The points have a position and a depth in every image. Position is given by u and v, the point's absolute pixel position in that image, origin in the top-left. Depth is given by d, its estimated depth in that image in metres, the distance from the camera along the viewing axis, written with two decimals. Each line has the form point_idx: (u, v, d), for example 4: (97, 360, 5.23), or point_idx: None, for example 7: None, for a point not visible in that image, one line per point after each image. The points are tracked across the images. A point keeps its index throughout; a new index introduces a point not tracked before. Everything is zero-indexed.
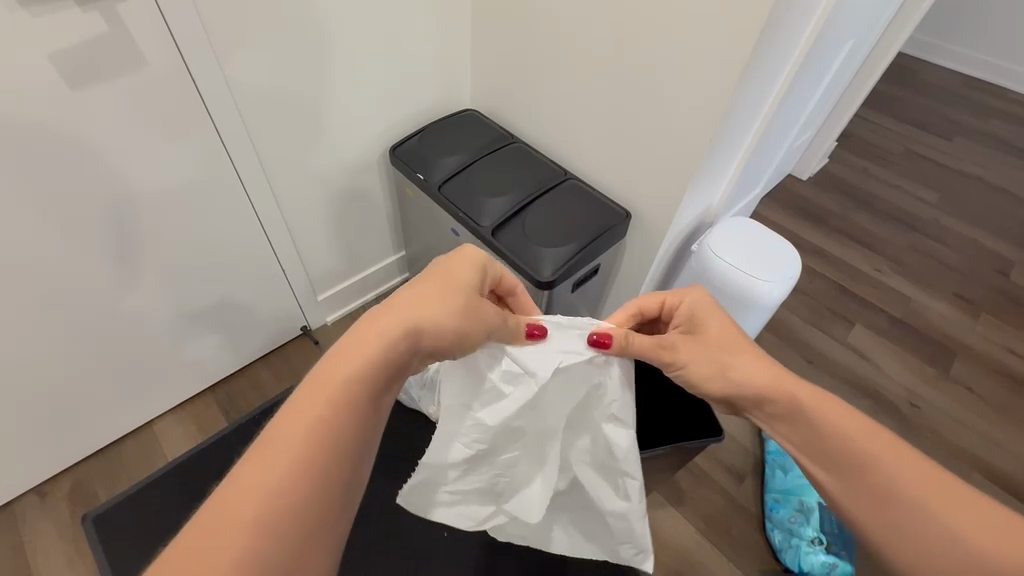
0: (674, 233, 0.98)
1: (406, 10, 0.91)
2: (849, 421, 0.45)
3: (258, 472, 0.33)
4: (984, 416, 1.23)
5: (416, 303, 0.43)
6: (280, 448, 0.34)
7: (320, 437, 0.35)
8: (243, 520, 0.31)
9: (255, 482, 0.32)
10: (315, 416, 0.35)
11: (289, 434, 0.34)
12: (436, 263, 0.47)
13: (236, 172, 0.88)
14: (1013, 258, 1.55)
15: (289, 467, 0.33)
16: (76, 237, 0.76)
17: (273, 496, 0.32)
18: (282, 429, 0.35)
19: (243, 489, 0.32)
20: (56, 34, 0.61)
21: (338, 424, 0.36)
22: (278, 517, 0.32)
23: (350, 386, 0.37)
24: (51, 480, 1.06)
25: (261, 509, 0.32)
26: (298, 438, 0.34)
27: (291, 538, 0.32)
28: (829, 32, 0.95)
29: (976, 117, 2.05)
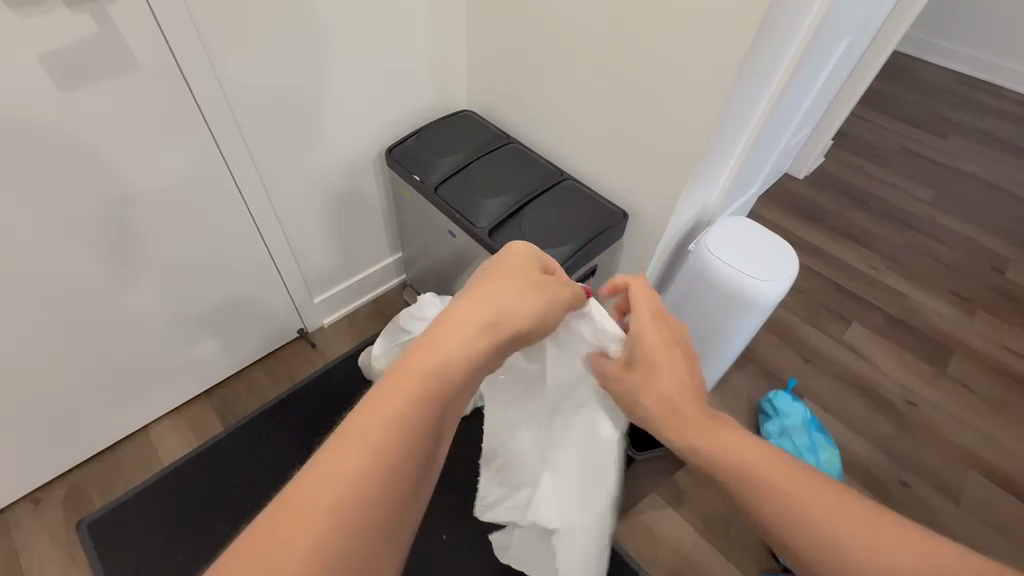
0: (672, 232, 0.98)
1: (402, 9, 0.91)
2: (755, 452, 0.40)
3: (340, 461, 0.28)
4: (981, 414, 1.23)
5: (496, 298, 0.40)
6: (364, 438, 0.29)
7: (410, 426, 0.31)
8: (323, 511, 0.27)
9: (337, 472, 0.28)
10: (402, 404, 0.31)
11: (372, 424, 0.30)
12: (498, 258, 0.44)
13: (230, 171, 0.87)
14: (1008, 255, 1.56)
15: (375, 462, 0.29)
16: (72, 239, 0.76)
17: (358, 488, 0.28)
18: (362, 417, 0.30)
19: (321, 480, 0.28)
20: (49, 35, 0.60)
21: (422, 417, 0.32)
22: (359, 515, 0.27)
23: (437, 378, 0.33)
24: (45, 486, 1.05)
25: (341, 503, 0.27)
26: (382, 428, 0.30)
27: (370, 536, 0.28)
28: (825, 32, 0.94)
29: (972, 115, 2.06)
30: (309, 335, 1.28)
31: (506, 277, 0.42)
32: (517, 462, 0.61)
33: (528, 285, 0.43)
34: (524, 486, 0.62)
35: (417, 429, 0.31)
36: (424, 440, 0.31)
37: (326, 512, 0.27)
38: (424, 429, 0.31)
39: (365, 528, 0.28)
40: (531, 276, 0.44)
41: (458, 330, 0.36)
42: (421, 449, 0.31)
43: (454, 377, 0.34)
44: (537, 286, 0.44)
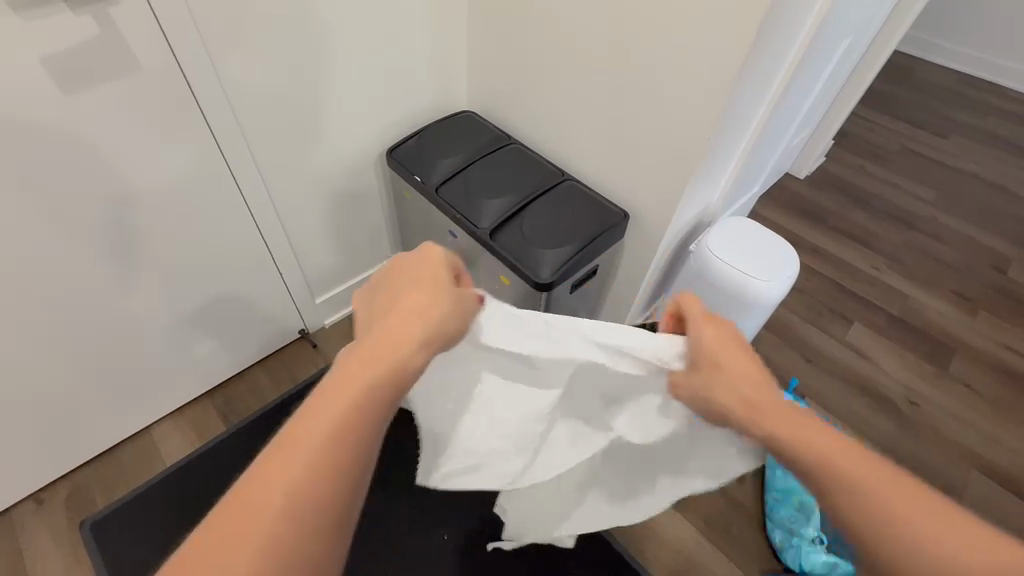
0: (673, 232, 0.98)
1: (402, 11, 0.91)
2: (847, 451, 0.40)
3: (265, 478, 0.33)
4: (983, 414, 1.23)
5: (419, 306, 0.42)
6: (298, 450, 0.34)
7: (334, 441, 0.35)
8: (264, 518, 0.32)
9: (275, 484, 0.33)
10: (334, 415, 0.35)
11: (305, 437, 0.34)
12: (414, 261, 0.46)
13: (231, 172, 0.87)
14: (1010, 255, 1.56)
15: (307, 473, 0.33)
16: (74, 239, 0.76)
17: (283, 502, 0.32)
18: (295, 434, 0.34)
19: (260, 492, 0.32)
20: (51, 38, 0.61)
21: (353, 424, 0.36)
22: (296, 518, 0.32)
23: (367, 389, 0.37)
24: (48, 486, 1.06)
25: (280, 511, 0.32)
26: (315, 440, 0.34)
27: (301, 539, 0.32)
28: (825, 32, 0.95)
29: (974, 115, 2.06)
30: (311, 336, 1.28)
31: (429, 284, 0.44)
32: (509, 428, 0.58)
33: (452, 290, 0.45)
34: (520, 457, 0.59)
35: (347, 439, 0.35)
36: (349, 453, 0.35)
37: (266, 519, 0.32)
38: (354, 437, 0.36)
39: (304, 528, 0.33)
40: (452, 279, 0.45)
41: (380, 343, 0.39)
42: (354, 454, 0.35)
43: (376, 391, 0.37)
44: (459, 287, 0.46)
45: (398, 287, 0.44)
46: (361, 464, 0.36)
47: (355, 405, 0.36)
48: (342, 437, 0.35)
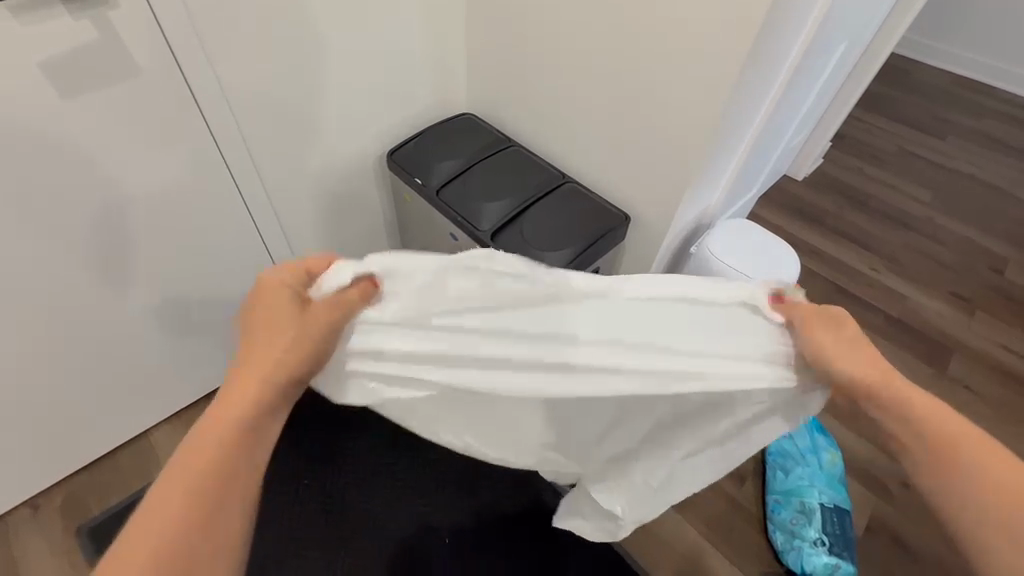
0: (673, 235, 0.99)
1: (401, 12, 0.90)
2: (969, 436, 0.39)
3: (137, 531, 0.36)
4: (981, 414, 1.23)
5: (281, 333, 0.43)
6: (176, 483, 0.38)
7: (198, 489, 0.38)
8: (149, 544, 0.36)
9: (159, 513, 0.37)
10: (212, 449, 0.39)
11: (183, 473, 0.38)
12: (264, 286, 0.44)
13: (231, 176, 0.87)
14: (1007, 256, 1.56)
15: (185, 505, 0.38)
16: (71, 245, 0.75)
17: (162, 544, 0.36)
18: (182, 465, 0.39)
19: (148, 519, 0.37)
20: (48, 43, 0.60)
21: (226, 460, 0.40)
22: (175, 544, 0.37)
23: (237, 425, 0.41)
24: (44, 493, 1.05)
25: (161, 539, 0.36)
26: (192, 473, 0.39)
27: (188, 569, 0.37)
28: (825, 33, 0.94)
29: (968, 116, 2.07)
30: None
31: (287, 282, 0.45)
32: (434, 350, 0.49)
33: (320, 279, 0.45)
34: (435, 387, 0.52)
35: (222, 471, 0.39)
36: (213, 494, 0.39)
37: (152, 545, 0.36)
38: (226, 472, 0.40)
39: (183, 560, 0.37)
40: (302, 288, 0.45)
41: (242, 384, 0.42)
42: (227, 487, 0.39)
43: (239, 434, 0.41)
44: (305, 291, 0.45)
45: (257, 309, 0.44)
46: (233, 500, 0.40)
47: (215, 453, 0.39)
48: (205, 482, 0.38)
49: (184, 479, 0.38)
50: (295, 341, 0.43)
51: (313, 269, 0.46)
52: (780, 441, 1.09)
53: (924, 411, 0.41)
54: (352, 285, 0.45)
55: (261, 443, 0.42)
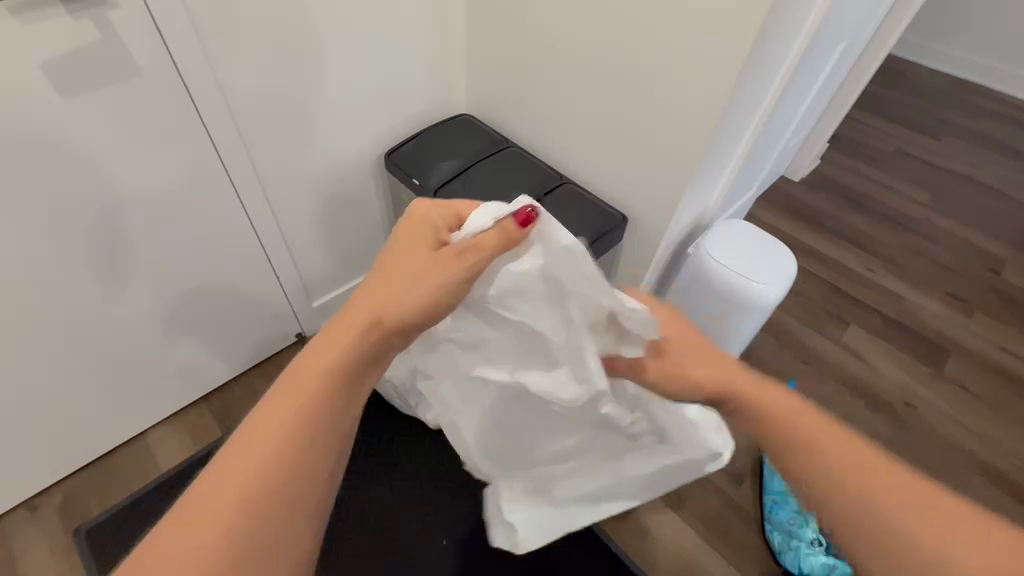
0: (670, 236, 0.99)
1: (400, 13, 0.91)
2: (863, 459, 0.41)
3: (228, 463, 0.33)
4: (979, 415, 1.24)
5: (401, 280, 0.42)
6: (265, 430, 0.34)
7: (298, 428, 0.35)
8: (233, 493, 0.32)
9: (245, 459, 0.33)
10: (305, 398, 0.36)
11: (274, 418, 0.34)
12: (395, 236, 0.46)
13: (224, 164, 0.85)
14: (1005, 257, 1.57)
15: (280, 452, 0.33)
16: (70, 245, 0.75)
17: (256, 483, 0.32)
18: (274, 409, 0.35)
19: (231, 467, 0.33)
20: (48, 42, 0.60)
21: (320, 417, 0.36)
22: (263, 500, 0.32)
23: (332, 376, 0.37)
24: (43, 493, 1.05)
25: (246, 491, 0.32)
26: (284, 420, 0.34)
27: (283, 518, 0.33)
28: (822, 36, 0.95)
29: (965, 117, 2.07)
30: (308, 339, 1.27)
31: (428, 225, 0.46)
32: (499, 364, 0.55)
33: (461, 226, 0.46)
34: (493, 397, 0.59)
35: (318, 426, 0.35)
36: (308, 449, 0.35)
37: (237, 499, 0.32)
38: (322, 427, 0.36)
39: (266, 520, 0.32)
40: (428, 239, 0.45)
41: (350, 323, 0.40)
42: (322, 447, 0.35)
43: (340, 376, 0.38)
44: (433, 242, 0.45)
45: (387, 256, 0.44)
46: (329, 449, 0.36)
47: (310, 405, 0.36)
48: (304, 422, 0.35)
49: (282, 416, 0.35)
50: (417, 284, 0.42)
51: (460, 214, 0.48)
52: None
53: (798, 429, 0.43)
54: (493, 226, 0.45)
55: (357, 393, 0.39)
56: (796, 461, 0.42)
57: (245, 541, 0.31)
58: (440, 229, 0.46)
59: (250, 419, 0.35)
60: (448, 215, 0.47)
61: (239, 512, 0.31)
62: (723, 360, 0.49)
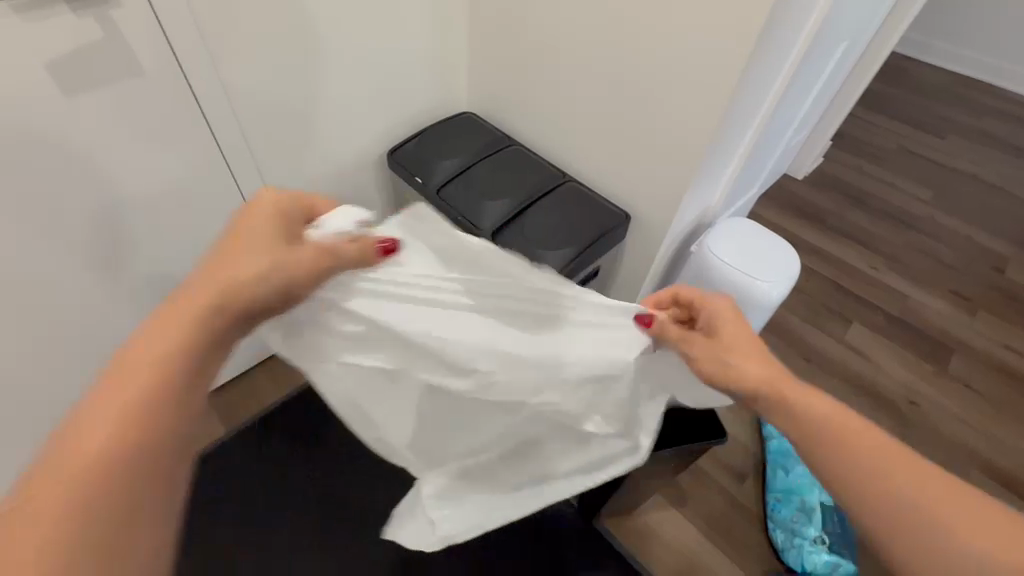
0: (673, 233, 0.99)
1: (401, 11, 0.90)
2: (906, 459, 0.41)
3: (48, 467, 0.34)
4: (982, 413, 1.24)
5: (242, 273, 0.43)
6: (86, 426, 0.36)
7: (122, 425, 0.36)
8: (59, 488, 0.34)
9: (71, 454, 0.35)
10: (132, 391, 0.37)
11: (97, 414, 0.36)
12: (231, 227, 0.46)
13: (230, 170, 0.86)
14: (1008, 255, 1.56)
15: (104, 445, 0.35)
16: (73, 244, 0.76)
17: (79, 482, 0.34)
18: (97, 405, 0.37)
19: (57, 463, 0.34)
20: (51, 41, 0.60)
21: (148, 406, 0.37)
22: (89, 488, 0.34)
23: (160, 366, 0.39)
24: None
25: (72, 483, 0.34)
26: (109, 415, 0.36)
27: (117, 511, 0.35)
28: (825, 33, 0.95)
29: (969, 115, 2.07)
30: None
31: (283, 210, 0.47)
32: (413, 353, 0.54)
33: (323, 219, 0.48)
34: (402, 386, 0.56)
35: (144, 415, 0.37)
36: (136, 437, 0.36)
37: (64, 491, 0.34)
38: (151, 415, 0.37)
39: (96, 508, 0.34)
40: (276, 233, 0.46)
41: (179, 316, 0.41)
42: (152, 435, 0.37)
43: (166, 369, 0.39)
44: (283, 237, 0.46)
45: (225, 250, 0.44)
46: (163, 442, 0.38)
47: (136, 397, 0.37)
48: (127, 420, 0.37)
49: (105, 415, 0.36)
50: (271, 270, 0.44)
51: (309, 214, 0.50)
52: (782, 440, 1.10)
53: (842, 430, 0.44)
54: (353, 231, 0.48)
55: (197, 387, 0.40)
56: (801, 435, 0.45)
57: (75, 541, 0.33)
58: (285, 225, 0.47)
59: (67, 422, 0.36)
60: (290, 209, 0.48)
61: (58, 510, 0.33)
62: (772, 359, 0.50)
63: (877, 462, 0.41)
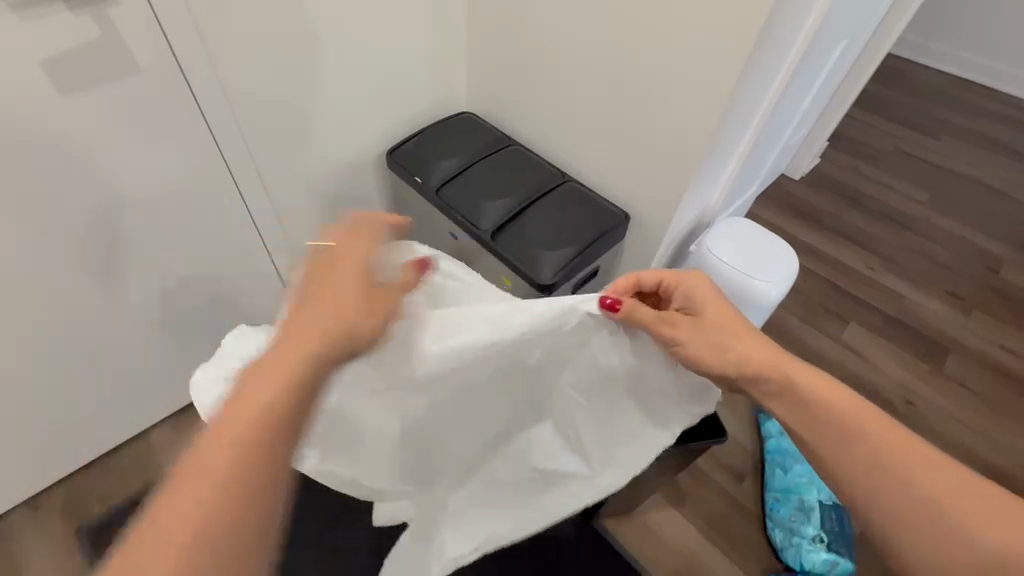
0: (672, 233, 0.99)
1: (401, 11, 0.90)
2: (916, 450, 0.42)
3: (160, 518, 0.32)
4: (978, 412, 1.24)
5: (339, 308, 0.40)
6: (200, 480, 0.33)
7: (232, 477, 0.33)
8: (176, 548, 0.31)
9: (184, 510, 0.32)
10: (246, 439, 0.34)
11: (210, 465, 0.33)
12: (325, 259, 0.43)
13: (231, 173, 0.86)
14: (1003, 255, 1.58)
15: (219, 499, 0.32)
16: (71, 243, 0.75)
17: (188, 542, 0.31)
18: (207, 454, 0.33)
19: (170, 519, 0.31)
20: (49, 40, 0.60)
21: (263, 455, 0.34)
22: (204, 551, 0.31)
23: (273, 409, 0.35)
24: (43, 492, 1.04)
25: (189, 541, 0.31)
26: (222, 466, 0.33)
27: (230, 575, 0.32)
28: (823, 34, 0.95)
29: (964, 116, 2.08)
30: None
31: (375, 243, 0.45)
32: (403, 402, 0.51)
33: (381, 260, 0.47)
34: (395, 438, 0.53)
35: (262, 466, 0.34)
36: (253, 491, 0.33)
37: (178, 551, 0.31)
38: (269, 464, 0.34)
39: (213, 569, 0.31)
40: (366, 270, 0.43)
41: (288, 351, 0.37)
42: (269, 484, 0.34)
43: (278, 413, 0.35)
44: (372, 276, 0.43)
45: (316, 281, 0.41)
46: (271, 494, 0.34)
47: (251, 445, 0.34)
48: (239, 472, 0.33)
49: (218, 475, 0.33)
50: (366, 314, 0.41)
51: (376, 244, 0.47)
52: (779, 439, 1.10)
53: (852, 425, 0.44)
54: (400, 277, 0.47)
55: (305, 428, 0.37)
56: (808, 426, 0.46)
57: None
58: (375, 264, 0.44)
59: (176, 476, 0.33)
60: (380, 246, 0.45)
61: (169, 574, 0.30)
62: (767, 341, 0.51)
63: (886, 455, 0.42)
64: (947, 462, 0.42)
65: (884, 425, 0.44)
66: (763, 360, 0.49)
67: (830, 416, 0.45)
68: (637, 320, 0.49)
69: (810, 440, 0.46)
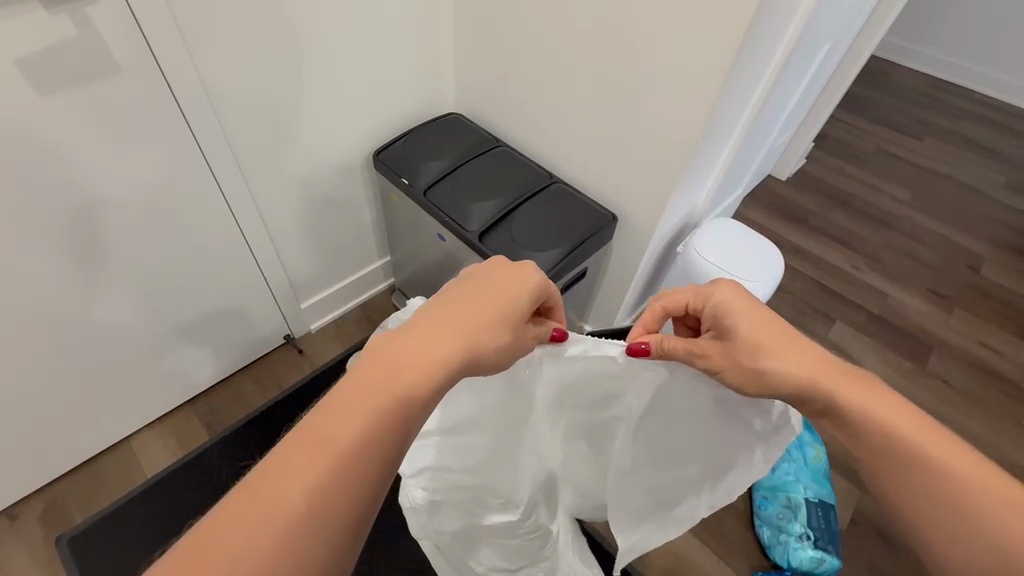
0: (660, 235, 0.99)
1: (387, 13, 0.90)
2: (944, 448, 0.40)
3: (288, 470, 0.33)
4: (960, 407, 1.27)
5: (480, 331, 0.44)
6: (330, 444, 0.35)
7: (315, 498, 0.33)
8: (292, 502, 0.32)
9: (305, 469, 0.33)
10: (369, 421, 0.36)
11: (339, 432, 0.35)
12: (487, 285, 0.47)
13: (213, 173, 0.85)
14: (982, 254, 1.61)
15: (341, 467, 0.34)
16: (46, 247, 0.73)
17: (259, 561, 0.30)
18: (338, 424, 0.36)
19: (290, 474, 0.33)
20: (22, 36, 0.58)
21: (385, 438, 0.37)
22: (314, 511, 0.33)
23: (399, 399, 0.38)
24: (21, 502, 1.02)
25: (304, 500, 0.32)
26: (348, 439, 0.35)
27: None
28: (809, 34, 0.96)
29: (944, 117, 2.12)
30: (296, 341, 1.26)
31: (526, 284, 0.48)
32: (469, 447, 0.59)
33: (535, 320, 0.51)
34: (480, 479, 0.61)
35: (380, 444, 0.36)
36: (367, 466, 0.35)
37: (295, 506, 0.32)
38: (383, 446, 0.37)
39: (315, 535, 0.32)
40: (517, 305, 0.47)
41: (426, 355, 0.41)
42: (379, 467, 0.36)
43: (404, 406, 0.38)
44: (520, 310, 0.47)
45: (463, 301, 0.45)
46: (364, 498, 0.35)
47: (376, 426, 0.37)
48: (317, 506, 0.33)
49: (344, 444, 0.35)
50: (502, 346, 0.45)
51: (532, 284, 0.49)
52: None
53: (884, 425, 0.42)
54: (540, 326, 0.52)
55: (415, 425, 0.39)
56: (846, 434, 0.44)
57: (299, 551, 0.32)
58: (527, 302, 0.48)
59: (300, 431, 0.35)
60: (539, 281, 0.49)
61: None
62: (811, 348, 0.47)
63: (913, 454, 0.40)
64: (971, 454, 0.40)
65: (914, 424, 0.42)
66: (807, 377, 0.45)
67: (861, 424, 0.43)
68: (670, 355, 0.51)
69: (854, 451, 0.44)
